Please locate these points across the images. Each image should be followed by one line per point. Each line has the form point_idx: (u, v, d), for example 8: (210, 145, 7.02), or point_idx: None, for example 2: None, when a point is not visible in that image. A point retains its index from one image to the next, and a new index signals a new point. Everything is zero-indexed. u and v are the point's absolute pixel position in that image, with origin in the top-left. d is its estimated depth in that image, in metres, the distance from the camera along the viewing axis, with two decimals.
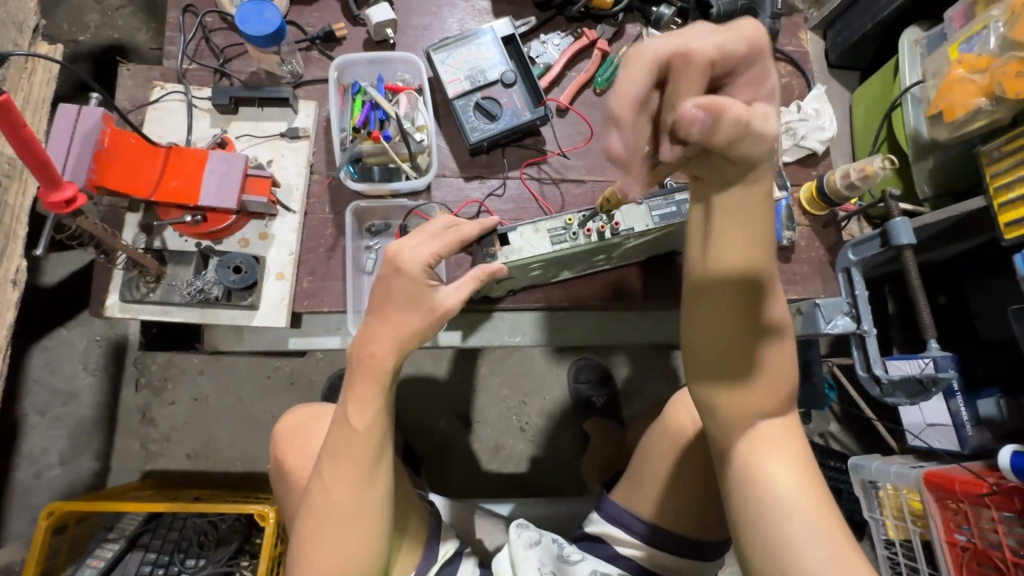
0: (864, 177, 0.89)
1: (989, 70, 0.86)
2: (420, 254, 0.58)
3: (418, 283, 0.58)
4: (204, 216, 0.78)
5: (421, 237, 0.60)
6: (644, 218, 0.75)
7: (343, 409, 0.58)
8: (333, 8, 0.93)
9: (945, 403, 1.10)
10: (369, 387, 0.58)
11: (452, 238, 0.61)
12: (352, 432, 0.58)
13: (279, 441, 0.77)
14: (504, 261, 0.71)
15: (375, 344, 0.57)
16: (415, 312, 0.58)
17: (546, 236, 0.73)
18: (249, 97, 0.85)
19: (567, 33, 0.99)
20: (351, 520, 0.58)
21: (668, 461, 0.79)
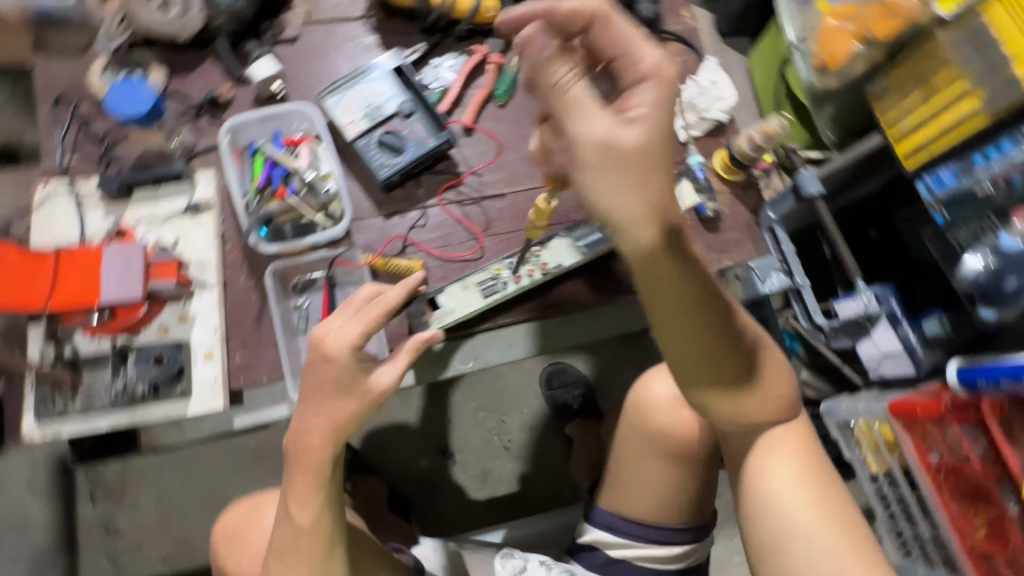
0: (767, 138, 0.92)
1: (856, 17, 0.88)
2: (347, 333, 0.55)
3: (348, 366, 0.55)
4: (112, 311, 0.74)
5: (345, 316, 0.57)
6: (566, 252, 0.89)
7: (285, 505, 0.56)
8: (214, 72, 0.91)
9: (894, 332, 1.13)
10: (309, 478, 0.55)
11: (376, 311, 0.56)
12: (295, 527, 0.56)
13: (220, 535, 0.77)
14: (439, 324, 0.85)
15: (309, 432, 0.55)
16: (348, 397, 0.55)
17: (477, 290, 0.87)
18: (139, 179, 0.81)
19: (459, 52, 0.99)
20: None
21: (648, 458, 0.75)
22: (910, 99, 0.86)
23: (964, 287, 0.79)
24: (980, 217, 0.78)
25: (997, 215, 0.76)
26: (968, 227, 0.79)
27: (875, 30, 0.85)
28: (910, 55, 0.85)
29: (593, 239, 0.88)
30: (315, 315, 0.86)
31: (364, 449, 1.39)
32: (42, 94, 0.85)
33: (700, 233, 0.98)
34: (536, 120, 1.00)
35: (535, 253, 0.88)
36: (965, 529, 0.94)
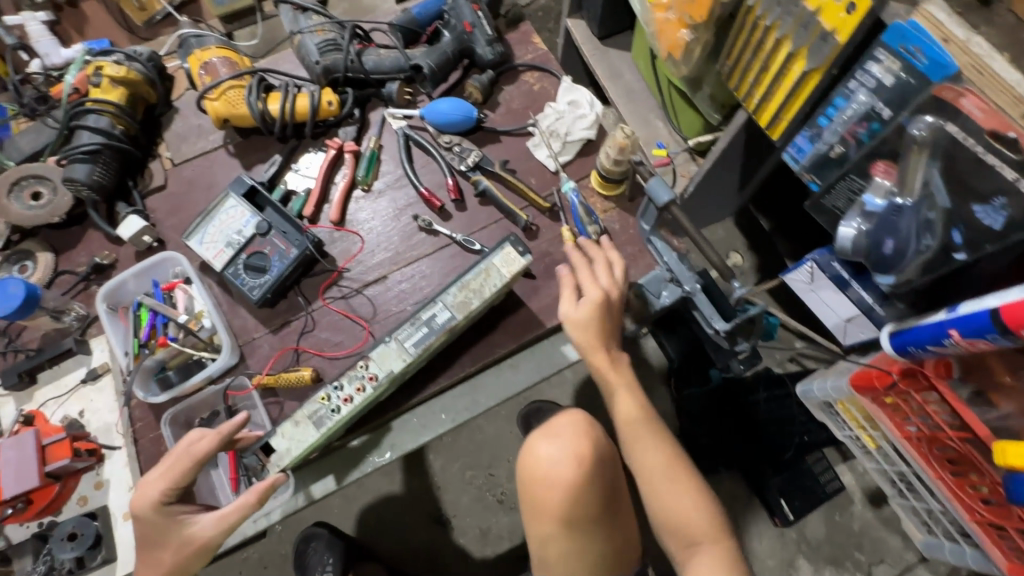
0: (620, 150, 0.88)
1: (675, 5, 0.86)
2: (149, 492, 0.61)
3: (158, 523, 0.61)
4: (27, 499, 0.78)
5: (160, 470, 0.62)
6: (399, 353, 0.81)
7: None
8: (96, 240, 0.97)
9: (845, 295, 1.05)
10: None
11: (181, 466, 0.61)
12: None
13: None
14: (278, 467, 0.79)
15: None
16: (167, 550, 0.61)
17: (308, 423, 0.79)
18: (36, 364, 0.87)
19: (316, 150, 1.02)
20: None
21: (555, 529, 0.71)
22: (751, 71, 0.82)
23: (853, 257, 0.73)
24: (845, 179, 0.71)
25: (859, 174, 0.69)
26: (839, 192, 0.72)
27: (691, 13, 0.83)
28: (736, 28, 0.81)
29: (423, 333, 0.80)
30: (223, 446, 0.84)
31: (362, 536, 1.40)
32: None
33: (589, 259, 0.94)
34: (404, 194, 1.00)
35: (363, 365, 0.81)
36: (966, 501, 0.83)
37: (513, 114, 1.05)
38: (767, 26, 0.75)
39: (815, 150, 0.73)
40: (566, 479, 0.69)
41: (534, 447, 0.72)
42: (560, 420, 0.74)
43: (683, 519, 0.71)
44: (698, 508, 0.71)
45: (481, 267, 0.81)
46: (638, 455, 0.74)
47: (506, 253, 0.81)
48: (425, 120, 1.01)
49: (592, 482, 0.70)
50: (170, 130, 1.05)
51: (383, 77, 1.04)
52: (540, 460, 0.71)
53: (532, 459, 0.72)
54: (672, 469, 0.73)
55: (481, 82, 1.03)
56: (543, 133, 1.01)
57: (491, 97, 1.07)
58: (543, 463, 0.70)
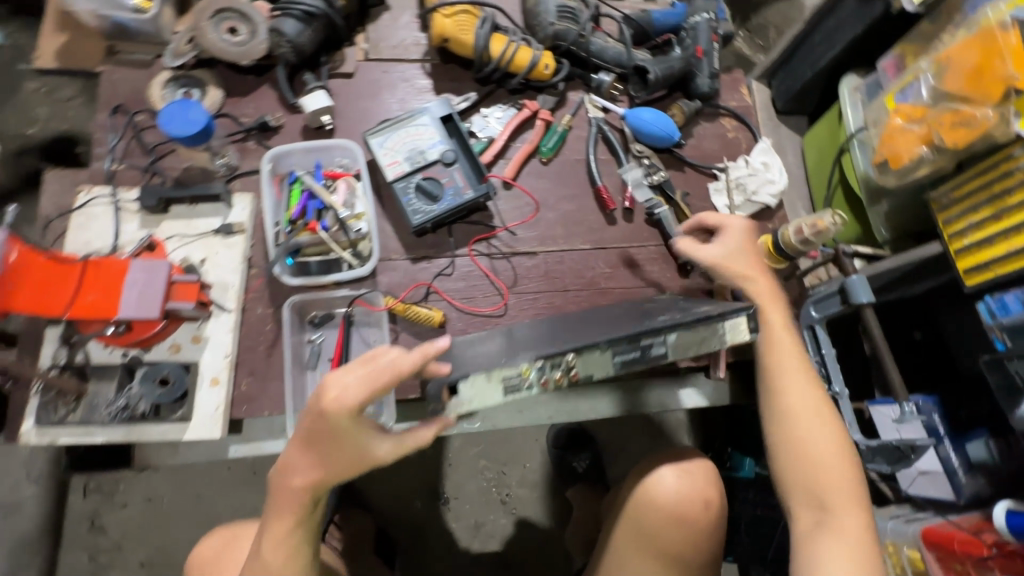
0: (818, 232, 0.87)
1: (926, 120, 0.85)
2: (350, 399, 0.48)
3: (347, 427, 0.50)
4: (129, 325, 0.74)
5: (357, 374, 0.49)
6: (606, 364, 0.55)
7: (257, 543, 0.56)
8: (269, 98, 0.93)
9: (934, 450, 1.04)
10: (285, 515, 0.55)
11: (385, 377, 0.48)
12: (265, 563, 0.56)
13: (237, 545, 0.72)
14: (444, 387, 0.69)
15: (292, 473, 0.54)
16: (343, 454, 0.53)
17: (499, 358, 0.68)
18: (178, 196, 0.82)
19: (509, 105, 1.00)
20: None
21: (648, 557, 0.72)
22: (976, 213, 0.81)
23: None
24: None
25: None
26: None
27: (945, 137, 0.81)
28: (979, 168, 0.81)
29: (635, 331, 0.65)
30: (326, 352, 0.82)
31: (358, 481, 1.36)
32: (104, 101, 0.89)
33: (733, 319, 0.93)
34: (578, 182, 0.98)
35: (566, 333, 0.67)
36: None
37: (702, 152, 1.04)
38: None
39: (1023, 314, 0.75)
40: (694, 518, 0.71)
41: (657, 477, 0.73)
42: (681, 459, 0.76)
43: (820, 471, 0.72)
44: (841, 465, 0.72)
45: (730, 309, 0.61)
46: (790, 399, 0.75)
47: (737, 321, 0.59)
48: (625, 122, 1.00)
49: (710, 530, 0.72)
50: (375, 24, 1.01)
51: (599, 64, 1.02)
52: (660, 492, 0.72)
53: (658, 498, 0.72)
54: (825, 427, 0.74)
55: (688, 108, 1.02)
56: (729, 181, 1.00)
57: (687, 125, 1.05)
58: (670, 502, 0.71)
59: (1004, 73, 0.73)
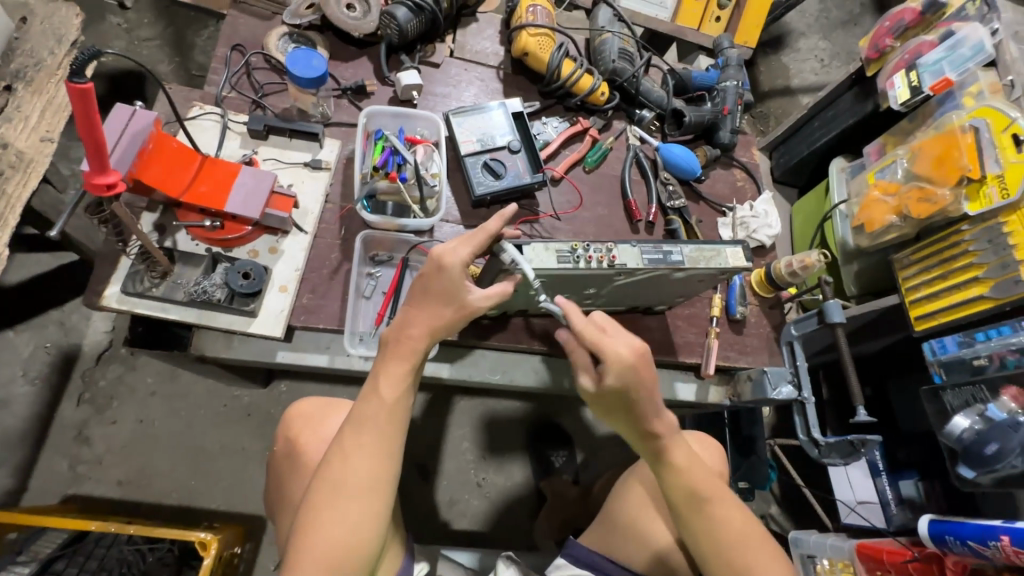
0: (804, 267, 1.04)
1: (898, 194, 1.06)
2: (460, 254, 0.68)
3: (455, 280, 0.68)
4: (222, 222, 0.83)
5: (459, 242, 0.70)
6: (636, 257, 0.77)
7: (375, 381, 0.66)
8: (366, 68, 1.06)
9: (872, 480, 1.21)
10: (403, 363, 0.67)
11: (482, 238, 0.70)
12: (378, 398, 0.65)
13: (293, 417, 0.74)
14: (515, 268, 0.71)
15: (412, 328, 0.68)
16: (447, 306, 0.69)
17: (554, 254, 0.74)
18: (281, 127, 0.93)
19: (565, 119, 1.16)
20: (362, 492, 0.61)
21: (642, 507, 0.84)
22: (926, 273, 1.01)
23: (950, 443, 0.89)
24: (974, 386, 0.88)
25: (988, 388, 0.86)
26: (961, 393, 0.89)
27: (912, 208, 1.01)
28: (932, 239, 1.01)
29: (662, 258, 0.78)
30: (382, 286, 0.93)
31: None
32: (225, 38, 1.01)
33: (725, 331, 1.09)
34: (611, 193, 1.14)
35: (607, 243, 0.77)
36: None
37: (715, 192, 1.23)
38: (968, 250, 0.95)
39: (958, 353, 0.91)
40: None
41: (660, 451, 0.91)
42: (699, 435, 0.95)
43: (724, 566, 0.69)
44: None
45: (711, 248, 0.80)
46: (707, 487, 0.71)
47: (738, 250, 0.81)
48: (658, 152, 1.17)
49: None
50: (464, 29, 1.17)
51: (644, 102, 1.20)
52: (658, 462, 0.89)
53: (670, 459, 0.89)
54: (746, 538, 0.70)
55: (711, 153, 1.20)
56: (735, 219, 1.18)
57: (706, 168, 1.24)
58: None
59: (959, 163, 0.94)
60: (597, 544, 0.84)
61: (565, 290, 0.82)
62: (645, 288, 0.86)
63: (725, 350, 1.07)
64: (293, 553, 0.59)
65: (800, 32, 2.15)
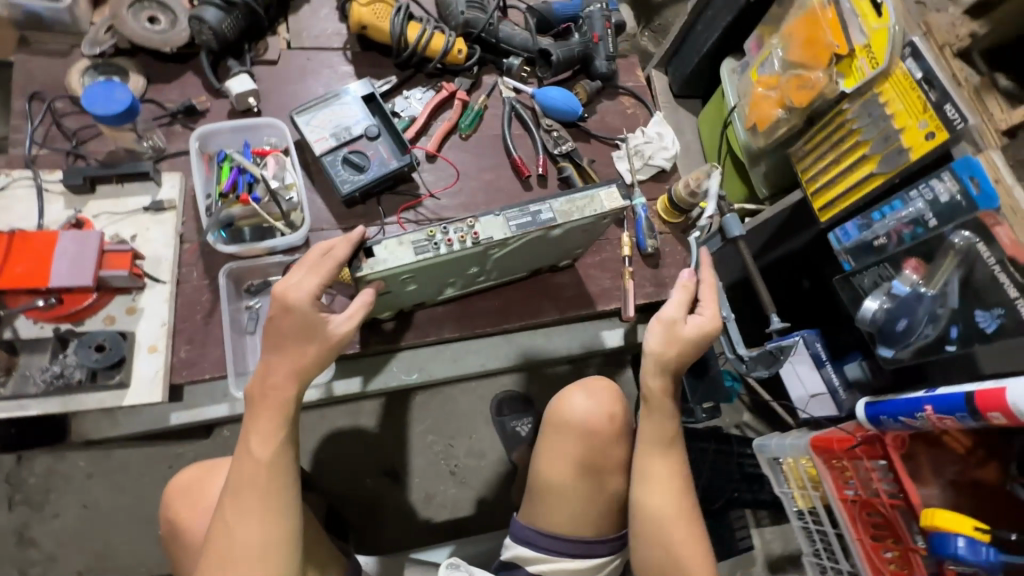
0: (700, 185, 1.01)
1: (779, 87, 1.02)
2: (307, 285, 0.62)
3: (310, 315, 0.62)
4: (60, 297, 0.76)
5: (304, 270, 0.63)
6: (501, 227, 0.72)
7: (247, 441, 0.60)
8: (193, 84, 0.96)
9: (818, 372, 1.22)
10: (273, 415, 0.61)
11: (330, 265, 0.63)
12: (255, 459, 0.59)
13: (172, 494, 0.69)
14: (369, 272, 0.65)
15: (275, 374, 0.62)
16: (310, 343, 0.62)
17: (410, 246, 0.67)
18: (104, 175, 0.84)
19: (428, 88, 1.08)
20: (253, 564, 0.56)
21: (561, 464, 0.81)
22: (820, 160, 0.99)
23: (867, 328, 0.88)
24: (879, 265, 0.87)
25: (892, 264, 0.85)
26: (869, 273, 0.88)
27: (793, 98, 0.97)
28: (820, 123, 0.98)
29: (530, 219, 0.72)
30: (265, 317, 0.86)
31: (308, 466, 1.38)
32: (19, 88, 0.89)
33: (640, 268, 1.05)
34: (496, 155, 1.08)
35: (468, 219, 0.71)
36: (875, 561, 0.97)
37: (606, 126, 1.17)
38: (852, 129, 0.92)
39: (859, 236, 0.90)
40: (599, 427, 0.82)
41: (569, 398, 0.85)
42: (590, 382, 0.88)
43: (667, 522, 0.73)
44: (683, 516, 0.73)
45: (585, 196, 0.75)
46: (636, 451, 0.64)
47: (611, 190, 0.77)
48: (535, 100, 1.11)
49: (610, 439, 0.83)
50: (296, 14, 1.07)
51: (509, 48, 1.12)
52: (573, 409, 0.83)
53: (571, 414, 0.83)
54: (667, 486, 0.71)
55: (590, 87, 1.14)
56: (629, 149, 1.13)
57: (591, 103, 1.18)
58: (580, 415, 0.83)
59: (826, 43, 0.91)
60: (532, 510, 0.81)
61: (445, 275, 0.78)
62: (531, 252, 0.82)
63: (644, 288, 1.05)
64: None
65: None
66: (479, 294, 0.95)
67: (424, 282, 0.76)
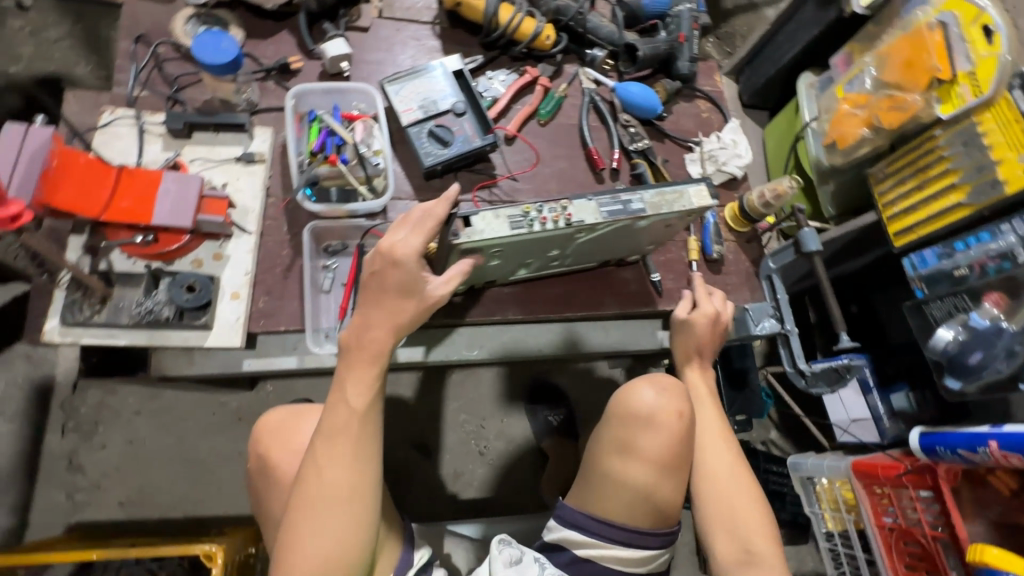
0: (777, 196, 1.00)
1: (868, 105, 1.00)
2: (412, 244, 0.66)
3: (411, 271, 0.66)
4: (156, 236, 0.79)
5: (406, 230, 0.67)
6: (593, 213, 0.72)
7: (342, 388, 0.65)
8: (288, 43, 0.98)
9: (864, 398, 1.23)
10: (368, 367, 0.66)
11: (434, 227, 0.66)
12: (349, 407, 0.64)
13: (263, 433, 0.77)
14: (467, 242, 0.66)
15: (372, 330, 0.66)
16: (409, 300, 0.67)
17: (507, 221, 0.69)
18: (203, 122, 0.86)
19: (512, 71, 1.08)
20: (342, 502, 0.61)
21: (619, 457, 0.83)
22: (903, 185, 0.97)
23: (935, 357, 0.90)
24: (955, 296, 0.87)
25: (970, 296, 0.85)
26: (943, 303, 0.88)
27: (882, 118, 0.96)
28: (907, 147, 0.97)
29: (621, 207, 0.73)
30: (341, 278, 0.89)
31: None
32: (126, 29, 0.91)
33: (704, 272, 1.05)
34: (571, 144, 1.08)
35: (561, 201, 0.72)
36: None
37: (681, 128, 1.16)
38: (943, 155, 0.91)
39: (937, 265, 0.89)
40: (667, 422, 0.83)
41: (636, 390, 0.85)
42: (656, 378, 0.87)
43: (734, 496, 0.82)
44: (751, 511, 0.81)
45: (674, 190, 0.76)
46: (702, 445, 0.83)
47: (701, 188, 0.77)
48: (615, 94, 1.10)
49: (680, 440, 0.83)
50: None
51: (594, 40, 1.12)
52: (639, 404, 0.84)
53: (639, 407, 0.83)
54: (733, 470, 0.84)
55: (670, 87, 1.13)
56: (703, 153, 1.13)
57: (668, 103, 1.17)
58: (649, 409, 0.83)
59: (928, 65, 0.89)
60: (582, 501, 0.84)
61: (527, 255, 0.79)
62: (609, 241, 0.82)
63: None
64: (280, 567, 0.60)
65: None
66: (545, 280, 0.96)
67: (508, 260, 0.78)
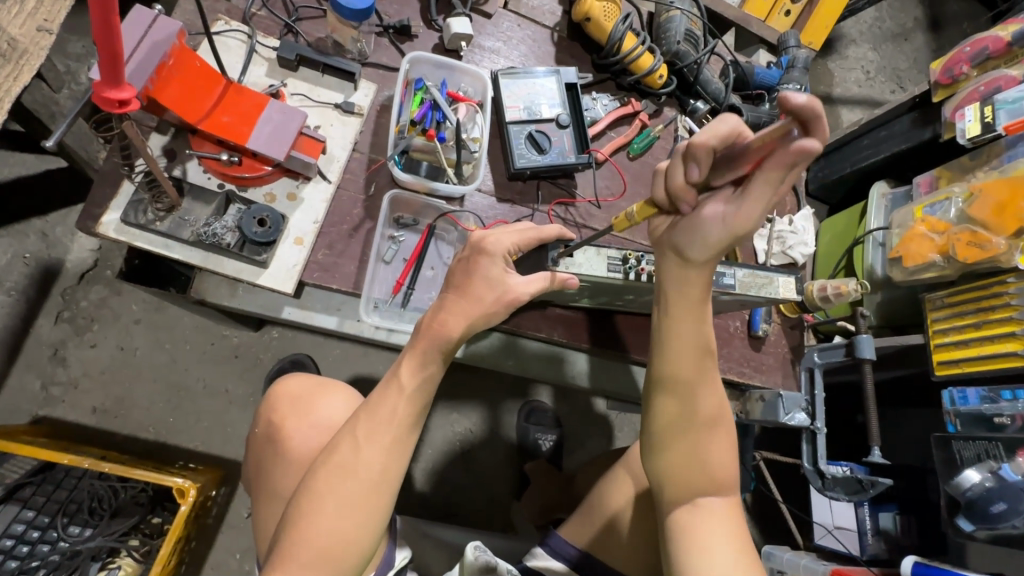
0: (838, 294, 1.01)
1: (947, 233, 1.01)
2: (503, 238, 0.66)
3: (498, 265, 0.66)
4: (241, 158, 0.76)
5: (504, 228, 0.68)
6: None
7: (397, 367, 0.63)
8: (412, 6, 0.95)
9: (854, 509, 1.22)
10: (427, 349, 0.63)
11: (532, 234, 0.69)
12: (400, 388, 0.62)
13: (285, 397, 0.79)
14: (565, 268, 0.72)
15: (447, 312, 0.64)
16: (489, 288, 0.65)
17: (603, 260, 0.73)
18: (315, 59, 0.84)
19: (616, 98, 1.07)
20: (367, 485, 0.59)
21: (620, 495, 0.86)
22: (961, 319, 0.98)
23: (956, 495, 0.88)
24: (989, 441, 0.87)
25: (1004, 447, 0.86)
26: (975, 445, 0.89)
27: (959, 250, 0.97)
28: (974, 284, 0.98)
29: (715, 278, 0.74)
30: (404, 253, 0.87)
31: None
32: None
33: (745, 347, 1.05)
34: (653, 184, 1.07)
35: None
36: None
37: None
38: (1009, 302, 0.93)
39: (978, 406, 0.92)
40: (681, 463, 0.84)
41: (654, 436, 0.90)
42: None
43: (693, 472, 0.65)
44: (715, 464, 0.65)
45: (765, 276, 0.77)
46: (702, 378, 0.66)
47: (788, 279, 0.78)
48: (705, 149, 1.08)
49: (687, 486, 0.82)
50: None
51: (700, 92, 1.12)
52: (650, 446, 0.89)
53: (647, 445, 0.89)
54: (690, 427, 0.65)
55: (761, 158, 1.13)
56: (773, 231, 1.13)
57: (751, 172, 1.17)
58: None
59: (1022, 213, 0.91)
60: (576, 535, 0.86)
61: (602, 292, 0.78)
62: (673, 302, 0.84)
63: (741, 366, 1.04)
64: (290, 536, 0.57)
65: (851, 39, 2.08)
66: (595, 311, 0.94)
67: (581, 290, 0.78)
